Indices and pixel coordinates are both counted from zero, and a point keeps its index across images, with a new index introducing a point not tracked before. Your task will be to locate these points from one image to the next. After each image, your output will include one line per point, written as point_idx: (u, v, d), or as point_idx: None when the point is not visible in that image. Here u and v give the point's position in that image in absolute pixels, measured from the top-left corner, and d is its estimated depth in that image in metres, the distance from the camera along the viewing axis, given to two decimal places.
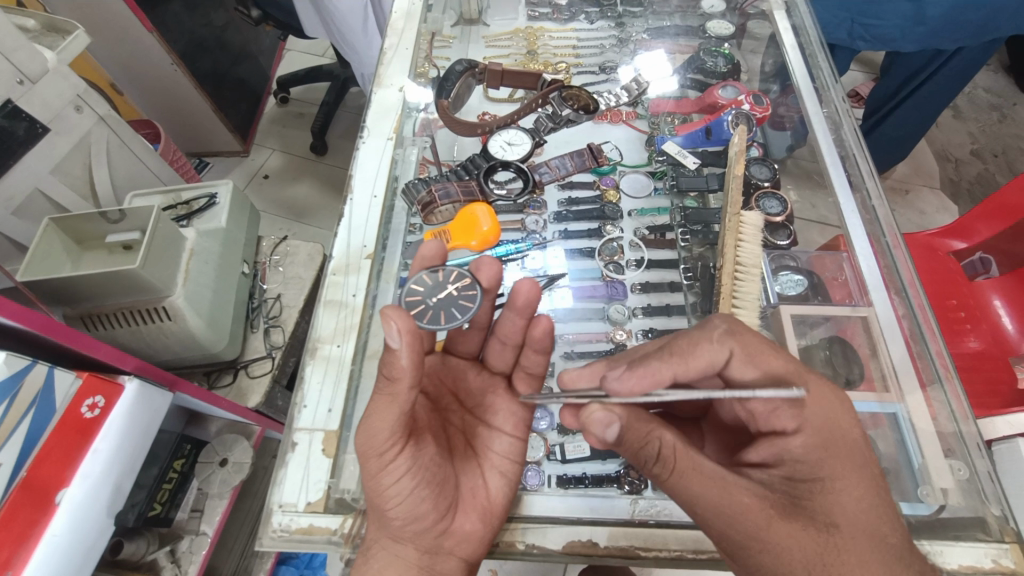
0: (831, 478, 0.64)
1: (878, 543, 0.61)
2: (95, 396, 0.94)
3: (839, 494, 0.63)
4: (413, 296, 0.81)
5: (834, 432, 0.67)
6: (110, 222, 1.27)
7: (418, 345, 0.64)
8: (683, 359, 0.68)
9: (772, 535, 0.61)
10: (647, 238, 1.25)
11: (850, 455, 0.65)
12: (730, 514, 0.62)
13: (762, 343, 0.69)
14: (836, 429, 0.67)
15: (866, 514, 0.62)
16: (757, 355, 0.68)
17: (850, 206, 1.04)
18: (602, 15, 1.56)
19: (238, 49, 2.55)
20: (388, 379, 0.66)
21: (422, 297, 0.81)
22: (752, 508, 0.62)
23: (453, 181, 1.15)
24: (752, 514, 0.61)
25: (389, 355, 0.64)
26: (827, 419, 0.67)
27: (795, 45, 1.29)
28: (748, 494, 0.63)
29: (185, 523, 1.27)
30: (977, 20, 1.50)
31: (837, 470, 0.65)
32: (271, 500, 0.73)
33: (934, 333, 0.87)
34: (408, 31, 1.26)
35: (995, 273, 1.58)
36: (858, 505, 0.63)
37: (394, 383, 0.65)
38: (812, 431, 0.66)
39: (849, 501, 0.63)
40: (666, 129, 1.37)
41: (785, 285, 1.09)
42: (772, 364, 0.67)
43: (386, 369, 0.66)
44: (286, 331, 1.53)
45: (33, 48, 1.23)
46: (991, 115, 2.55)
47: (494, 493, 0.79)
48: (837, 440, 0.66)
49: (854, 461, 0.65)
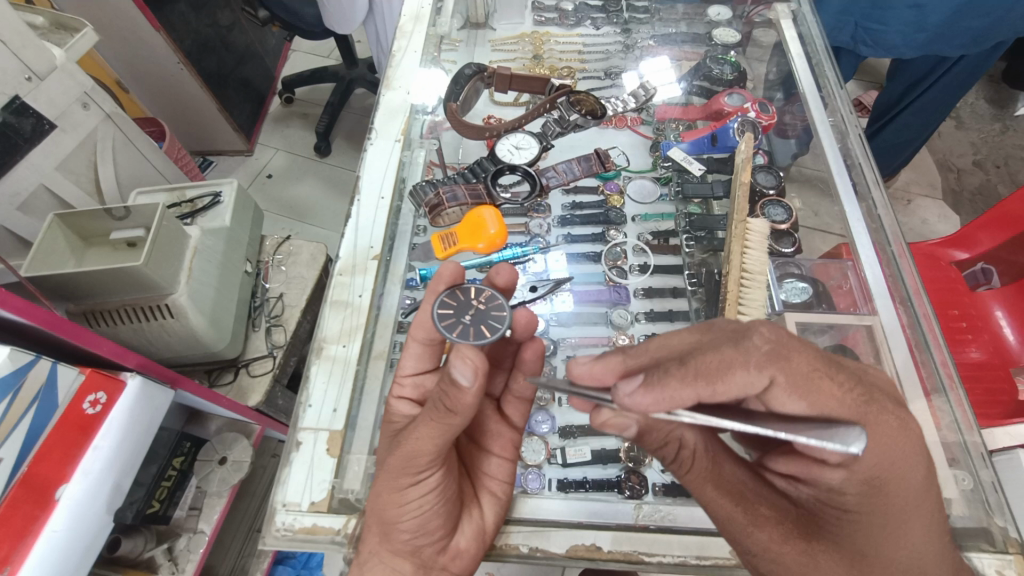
0: (883, 518, 0.62)
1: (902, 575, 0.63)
2: (98, 392, 0.94)
3: (885, 530, 0.62)
4: (445, 316, 0.74)
5: (889, 476, 0.60)
6: (115, 219, 1.27)
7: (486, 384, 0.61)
8: (715, 380, 0.56)
9: (787, 551, 0.66)
10: (651, 244, 1.25)
11: (906, 497, 0.61)
12: (747, 526, 0.67)
13: (813, 366, 0.59)
14: (896, 469, 0.60)
15: (909, 551, 0.62)
16: (806, 384, 0.58)
17: (854, 214, 1.05)
18: (608, 20, 1.56)
19: (244, 49, 2.56)
20: (445, 410, 0.64)
21: (455, 316, 0.74)
22: (770, 521, 0.68)
23: (460, 184, 1.16)
24: (769, 531, 0.67)
25: (450, 387, 0.62)
26: (892, 457, 0.59)
27: (801, 54, 1.29)
28: (766, 505, 0.69)
29: (182, 522, 1.25)
30: (978, 28, 1.51)
31: (887, 509, 0.62)
32: (275, 499, 0.73)
33: (939, 343, 0.87)
34: (416, 34, 1.26)
35: (997, 284, 1.56)
36: (901, 546, 0.62)
37: (451, 415, 0.64)
38: (862, 473, 0.60)
39: (896, 545, 0.62)
40: (671, 135, 1.38)
41: (790, 292, 1.08)
42: (831, 403, 0.59)
43: (446, 401, 0.63)
44: (288, 330, 1.53)
45: (42, 44, 1.24)
46: (993, 126, 2.56)
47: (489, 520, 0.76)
48: (899, 480, 0.60)
49: (907, 502, 0.61)
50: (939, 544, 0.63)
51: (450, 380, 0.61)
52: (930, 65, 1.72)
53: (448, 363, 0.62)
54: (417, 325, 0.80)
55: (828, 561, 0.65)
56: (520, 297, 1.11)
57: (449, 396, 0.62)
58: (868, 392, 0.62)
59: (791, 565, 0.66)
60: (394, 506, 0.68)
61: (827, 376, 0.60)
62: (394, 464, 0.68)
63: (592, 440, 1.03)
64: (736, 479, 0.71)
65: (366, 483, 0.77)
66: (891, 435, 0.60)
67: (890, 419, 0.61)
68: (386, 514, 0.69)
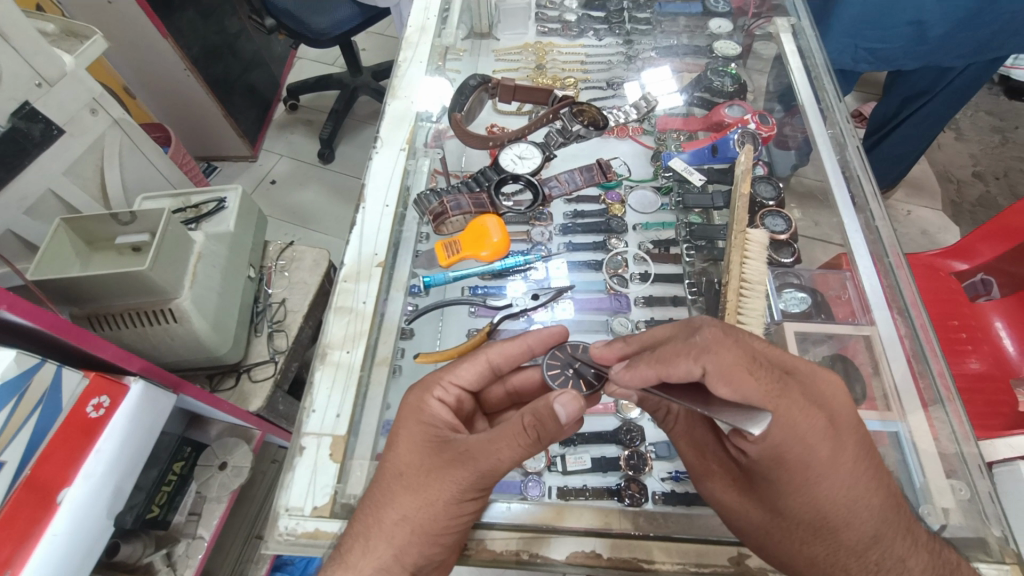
0: (795, 482, 0.64)
1: (814, 533, 0.65)
2: (101, 396, 0.95)
3: (799, 493, 0.64)
4: (552, 369, 0.86)
5: (793, 447, 0.62)
6: (120, 224, 1.28)
7: (576, 418, 0.70)
8: (665, 366, 0.64)
9: (725, 498, 0.74)
10: (652, 253, 1.26)
11: (813, 465, 0.62)
12: (700, 473, 0.78)
13: (737, 360, 0.60)
14: (802, 440, 0.62)
15: (818, 512, 0.64)
16: (730, 372, 0.59)
17: (853, 226, 1.06)
18: (610, 31, 1.59)
19: (251, 56, 2.58)
20: (535, 439, 0.68)
21: (561, 369, 0.86)
22: (717, 474, 0.76)
23: (464, 193, 1.17)
24: (716, 479, 0.76)
25: (547, 416, 0.68)
26: (796, 431, 0.61)
27: (801, 68, 1.31)
28: (715, 461, 0.77)
29: (181, 527, 1.26)
30: (977, 39, 1.54)
31: (800, 478, 0.63)
32: (278, 503, 0.74)
33: (936, 353, 0.88)
34: (422, 45, 1.28)
35: (996, 296, 1.59)
36: (810, 505, 0.64)
37: (538, 442, 0.69)
38: (766, 446, 0.63)
39: (803, 502, 0.65)
40: (672, 145, 1.39)
41: (788, 302, 1.09)
42: (744, 389, 0.59)
43: (538, 432, 0.68)
44: (289, 335, 1.54)
45: (52, 51, 1.26)
46: (993, 138, 2.58)
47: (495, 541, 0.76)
48: (806, 450, 0.62)
49: (815, 470, 0.63)
50: (854, 513, 0.63)
51: (548, 410, 0.68)
52: (928, 80, 1.74)
53: (554, 394, 0.70)
54: (500, 351, 0.84)
55: (755, 511, 0.70)
56: (521, 305, 1.10)
57: (542, 423, 0.68)
58: (785, 384, 0.62)
59: (729, 511, 0.74)
60: (447, 516, 0.69)
61: (749, 370, 0.60)
62: (462, 480, 0.69)
63: (592, 449, 1.05)
64: (705, 441, 0.79)
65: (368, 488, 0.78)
66: (795, 413, 0.61)
67: (799, 402, 0.62)
68: (426, 525, 0.69)
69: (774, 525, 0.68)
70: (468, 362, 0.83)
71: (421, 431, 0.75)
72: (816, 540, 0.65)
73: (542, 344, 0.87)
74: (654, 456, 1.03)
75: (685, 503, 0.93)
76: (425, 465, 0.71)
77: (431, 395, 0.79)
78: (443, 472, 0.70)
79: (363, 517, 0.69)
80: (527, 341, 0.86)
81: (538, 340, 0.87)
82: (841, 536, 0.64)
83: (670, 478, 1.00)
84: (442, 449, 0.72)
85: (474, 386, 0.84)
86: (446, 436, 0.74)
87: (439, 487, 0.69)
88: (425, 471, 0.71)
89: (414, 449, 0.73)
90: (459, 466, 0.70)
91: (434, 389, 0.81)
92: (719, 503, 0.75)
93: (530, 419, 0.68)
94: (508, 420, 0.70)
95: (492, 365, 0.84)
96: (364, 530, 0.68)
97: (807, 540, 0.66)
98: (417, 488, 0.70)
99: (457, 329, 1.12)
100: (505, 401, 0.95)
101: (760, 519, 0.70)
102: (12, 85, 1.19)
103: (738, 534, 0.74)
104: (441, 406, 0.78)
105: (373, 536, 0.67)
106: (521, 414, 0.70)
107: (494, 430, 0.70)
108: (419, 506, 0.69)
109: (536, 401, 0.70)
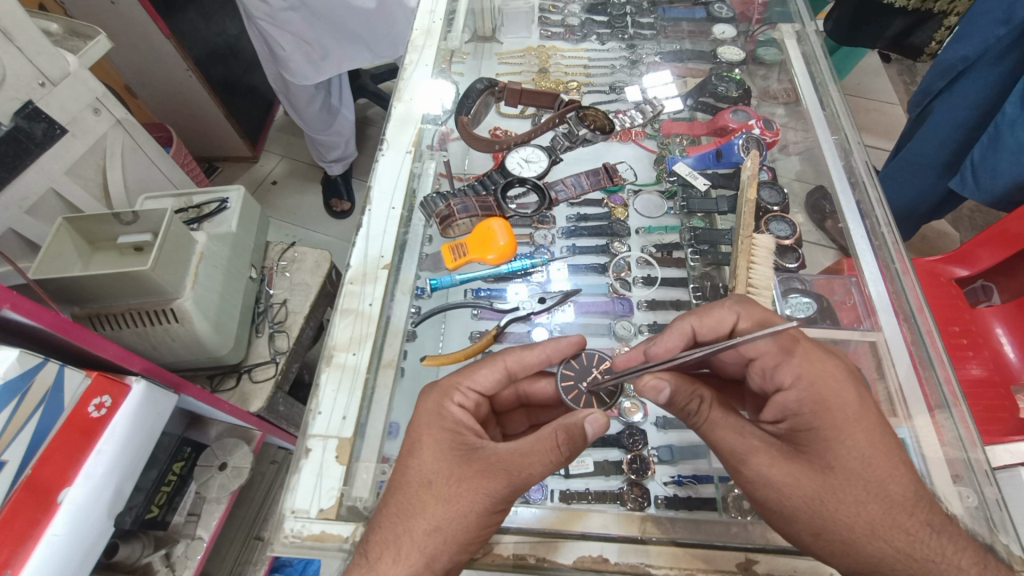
0: (835, 430, 0.70)
1: (864, 485, 0.67)
2: (102, 396, 0.94)
3: (842, 441, 0.69)
4: (567, 381, 0.87)
5: (828, 389, 0.73)
6: (123, 223, 1.27)
7: (599, 434, 0.74)
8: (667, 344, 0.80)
9: (775, 474, 0.69)
10: (655, 256, 1.28)
11: (848, 409, 0.71)
12: (742, 453, 0.71)
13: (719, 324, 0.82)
14: (832, 391, 0.73)
15: (873, 460, 0.68)
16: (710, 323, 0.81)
17: (858, 233, 1.07)
18: (613, 36, 1.59)
19: (252, 56, 2.57)
20: (564, 457, 0.72)
21: (574, 382, 0.87)
22: (759, 450, 0.71)
23: (470, 196, 1.17)
24: (762, 455, 0.71)
25: (579, 435, 0.72)
26: (817, 371, 0.75)
27: (805, 74, 1.32)
28: (756, 437, 0.72)
29: (181, 527, 1.25)
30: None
31: (836, 421, 0.71)
32: (284, 506, 0.74)
33: (943, 360, 0.87)
34: (427, 48, 1.28)
35: (995, 301, 1.61)
36: (857, 454, 0.68)
37: (569, 459, 0.72)
38: (808, 391, 0.74)
39: (855, 457, 0.68)
40: (676, 150, 1.43)
41: (795, 307, 1.09)
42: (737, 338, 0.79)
43: (569, 450, 0.72)
44: (290, 337, 1.53)
45: (57, 51, 1.25)
46: None
47: (501, 547, 0.76)
48: (830, 393, 0.73)
49: (850, 416, 0.71)
50: (893, 464, 0.68)
51: (579, 428, 0.72)
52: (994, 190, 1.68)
53: (579, 415, 0.73)
54: (517, 358, 0.83)
55: (806, 481, 0.68)
56: (528, 308, 1.12)
57: (574, 440, 0.71)
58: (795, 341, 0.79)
59: (779, 488, 0.69)
60: (478, 527, 0.69)
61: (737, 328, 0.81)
62: (494, 492, 0.69)
63: (595, 452, 1.05)
64: (741, 423, 0.74)
65: (374, 491, 0.77)
66: (813, 361, 0.77)
67: (813, 353, 0.77)
68: (458, 534, 0.68)
69: (826, 489, 0.67)
70: (485, 368, 0.82)
71: (447, 437, 0.74)
72: (869, 496, 0.66)
73: (559, 354, 0.86)
74: (657, 460, 1.03)
75: (688, 508, 0.95)
76: (454, 474, 0.70)
77: (452, 401, 0.79)
78: (478, 482, 0.69)
79: (387, 526, 0.68)
80: (544, 351, 0.85)
81: (554, 350, 0.86)
82: (888, 489, 0.67)
83: (673, 483, 1.00)
84: (469, 459, 0.72)
85: (491, 392, 0.83)
86: (473, 443, 0.74)
87: (469, 499, 0.68)
88: (454, 480, 0.70)
89: (440, 456, 0.72)
90: (494, 477, 0.69)
91: (453, 394, 0.79)
92: (770, 484, 0.69)
93: (563, 436, 0.71)
94: (541, 435, 0.72)
95: (509, 371, 0.83)
96: (393, 536, 0.67)
97: (859, 499, 0.66)
98: (447, 498, 0.69)
99: (460, 331, 1.13)
100: (515, 403, 0.96)
101: (811, 489, 0.68)
102: (16, 84, 1.19)
103: (784, 508, 0.69)
104: (463, 411, 0.78)
105: (403, 544, 0.66)
106: (553, 429, 0.72)
107: (525, 444, 0.71)
108: (451, 517, 0.68)
109: (565, 418, 0.73)
